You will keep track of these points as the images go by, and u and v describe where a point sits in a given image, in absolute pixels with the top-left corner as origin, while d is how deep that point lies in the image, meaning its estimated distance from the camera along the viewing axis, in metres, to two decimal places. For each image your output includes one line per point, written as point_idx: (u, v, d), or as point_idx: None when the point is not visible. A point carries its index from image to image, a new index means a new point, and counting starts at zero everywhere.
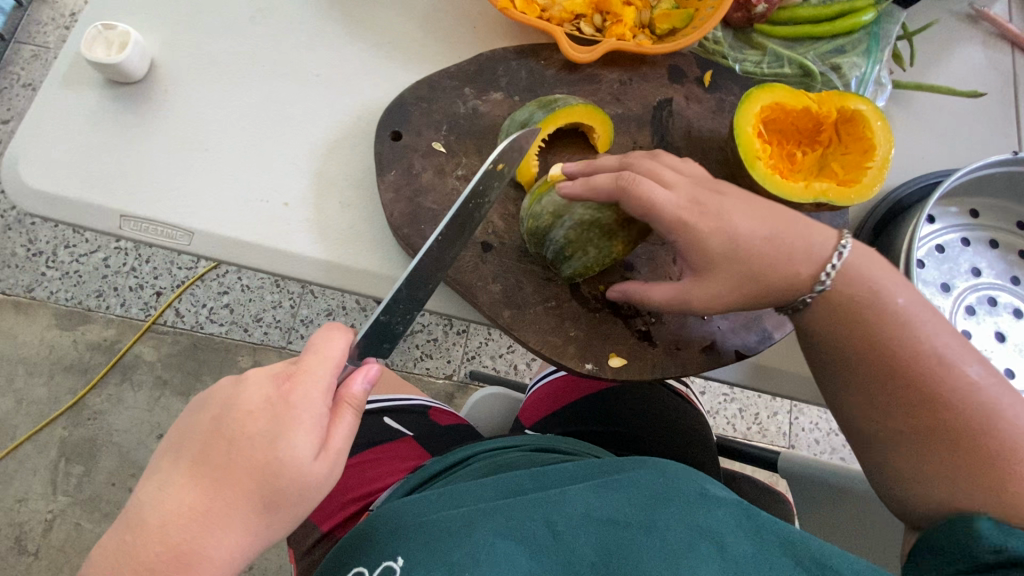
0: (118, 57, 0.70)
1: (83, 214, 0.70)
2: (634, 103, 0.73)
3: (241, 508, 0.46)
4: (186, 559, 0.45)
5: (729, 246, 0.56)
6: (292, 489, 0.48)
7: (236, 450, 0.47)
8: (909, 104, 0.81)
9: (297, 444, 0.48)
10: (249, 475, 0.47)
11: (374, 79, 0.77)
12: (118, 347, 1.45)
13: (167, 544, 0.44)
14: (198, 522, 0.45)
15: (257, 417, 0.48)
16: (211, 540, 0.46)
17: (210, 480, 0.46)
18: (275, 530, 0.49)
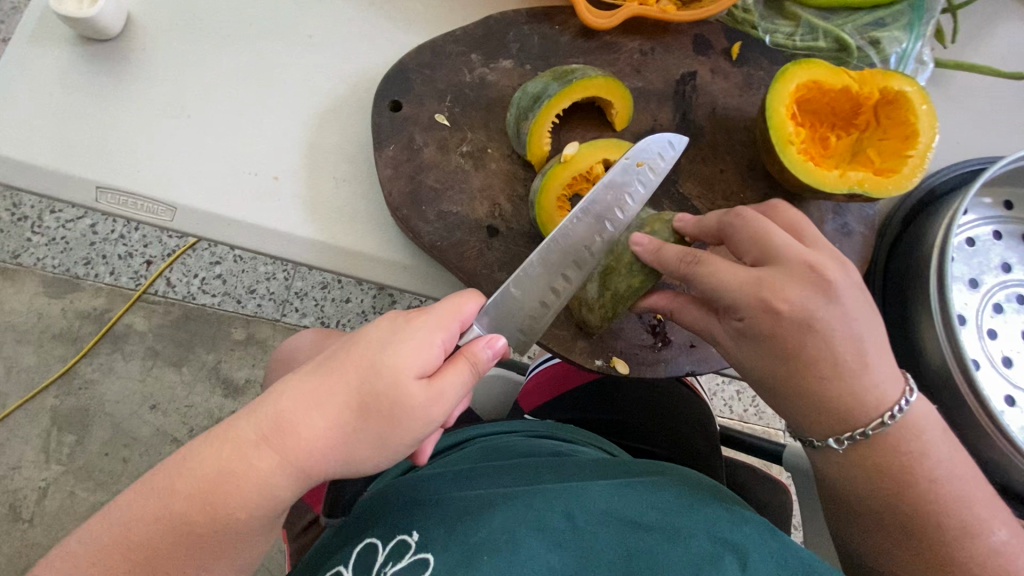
0: (90, 12, 0.64)
1: (56, 183, 0.64)
2: (655, 76, 0.67)
3: (341, 400, 0.42)
4: (282, 429, 0.41)
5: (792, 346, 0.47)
6: (390, 405, 0.42)
7: (359, 342, 0.44)
8: (947, 86, 0.75)
9: (405, 356, 0.42)
10: (359, 371, 0.42)
11: (372, 41, 0.71)
12: (108, 316, 1.41)
13: (275, 405, 0.42)
14: (304, 399, 0.42)
15: (382, 327, 0.44)
16: (306, 417, 0.41)
17: (330, 362, 0.43)
18: (357, 453, 0.42)
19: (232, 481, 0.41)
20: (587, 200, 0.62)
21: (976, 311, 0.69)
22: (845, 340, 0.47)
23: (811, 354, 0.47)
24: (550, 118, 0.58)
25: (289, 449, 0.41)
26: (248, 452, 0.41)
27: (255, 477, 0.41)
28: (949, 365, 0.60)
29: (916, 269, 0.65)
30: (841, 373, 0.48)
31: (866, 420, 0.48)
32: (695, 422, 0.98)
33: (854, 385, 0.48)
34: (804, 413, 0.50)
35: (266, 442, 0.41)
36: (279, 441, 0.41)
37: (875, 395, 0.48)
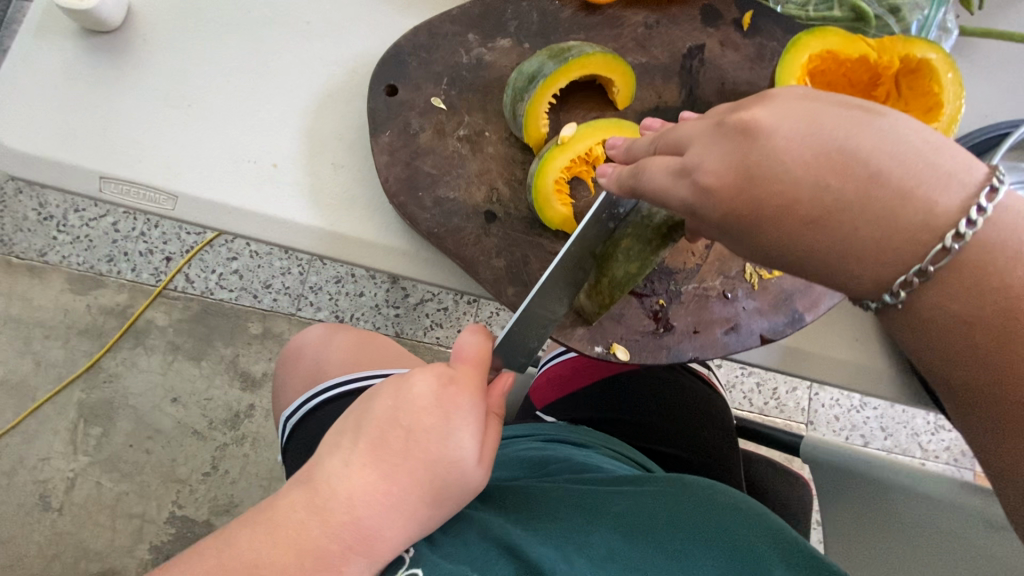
0: (89, 2, 0.64)
1: (60, 176, 0.65)
2: (660, 51, 0.64)
3: (413, 500, 0.41)
4: (368, 536, 0.40)
5: (770, 212, 0.41)
6: (458, 490, 0.43)
7: (415, 434, 0.41)
8: (974, 54, 0.72)
9: (466, 447, 0.42)
10: (423, 470, 0.41)
11: (371, 24, 0.70)
12: (130, 312, 1.44)
13: (351, 517, 0.40)
14: (378, 505, 0.40)
15: (429, 412, 0.42)
16: (385, 522, 0.41)
17: (391, 462, 0.41)
18: (430, 529, 0.44)
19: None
20: (587, 184, 0.60)
21: None
22: (808, 172, 0.40)
23: (788, 204, 0.41)
24: (546, 97, 0.56)
25: (375, 551, 0.41)
26: (334, 564, 0.40)
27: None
28: None
29: None
30: (843, 199, 0.39)
31: (917, 245, 0.38)
32: (715, 421, 0.93)
33: (865, 206, 0.39)
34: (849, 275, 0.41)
35: (353, 551, 0.40)
36: (366, 545, 0.41)
37: (910, 207, 0.38)
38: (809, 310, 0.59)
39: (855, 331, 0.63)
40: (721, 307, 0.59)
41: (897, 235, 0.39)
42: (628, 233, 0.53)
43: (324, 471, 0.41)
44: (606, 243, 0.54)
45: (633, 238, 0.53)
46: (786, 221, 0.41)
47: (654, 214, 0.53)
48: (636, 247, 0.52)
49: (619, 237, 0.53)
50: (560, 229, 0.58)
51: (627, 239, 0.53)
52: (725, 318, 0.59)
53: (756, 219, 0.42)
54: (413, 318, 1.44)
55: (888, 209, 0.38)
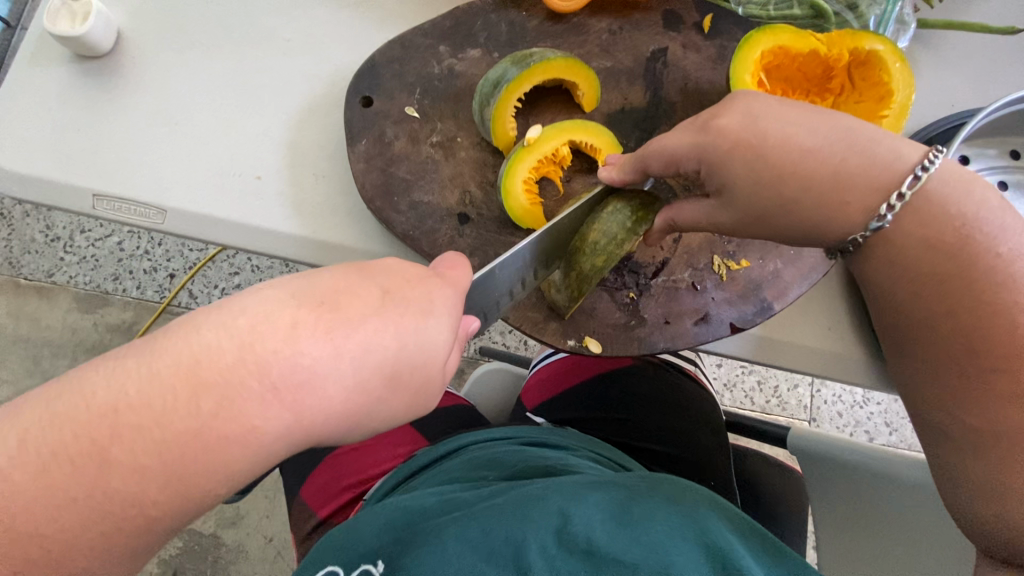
0: (82, 29, 0.68)
1: (54, 194, 0.68)
2: (624, 55, 0.67)
3: (366, 365, 0.38)
4: (296, 390, 0.35)
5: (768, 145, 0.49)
6: (415, 372, 0.41)
7: (389, 296, 0.40)
8: (938, 46, 0.74)
9: (434, 330, 0.42)
10: (389, 336, 0.39)
11: (350, 40, 0.73)
12: (136, 328, 1.47)
13: (286, 355, 0.35)
14: (327, 349, 0.36)
15: (407, 284, 0.42)
16: (328, 371, 0.36)
17: (354, 310, 0.38)
18: (367, 419, 0.39)
19: (210, 439, 0.33)
20: (556, 183, 0.63)
21: None
22: (799, 119, 0.49)
23: (785, 138, 0.49)
24: (511, 101, 0.59)
25: (300, 407, 0.35)
26: (248, 407, 0.34)
27: (245, 440, 0.34)
28: None
29: None
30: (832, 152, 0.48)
31: (890, 177, 0.47)
32: (700, 416, 0.91)
33: (849, 159, 0.48)
34: (835, 204, 0.48)
35: (274, 398, 0.35)
36: (291, 395, 0.35)
37: (880, 150, 0.47)
38: (777, 299, 0.60)
39: (828, 319, 0.64)
40: (690, 298, 0.60)
41: (872, 168, 0.47)
42: (600, 228, 0.54)
43: (265, 302, 0.36)
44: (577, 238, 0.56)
45: (604, 234, 0.54)
46: (783, 154, 0.48)
47: (624, 210, 0.55)
48: (608, 240, 0.54)
49: (591, 232, 0.55)
50: (530, 228, 0.60)
51: (598, 235, 0.55)
52: (694, 309, 0.60)
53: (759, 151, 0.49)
54: None
55: (867, 163, 0.47)
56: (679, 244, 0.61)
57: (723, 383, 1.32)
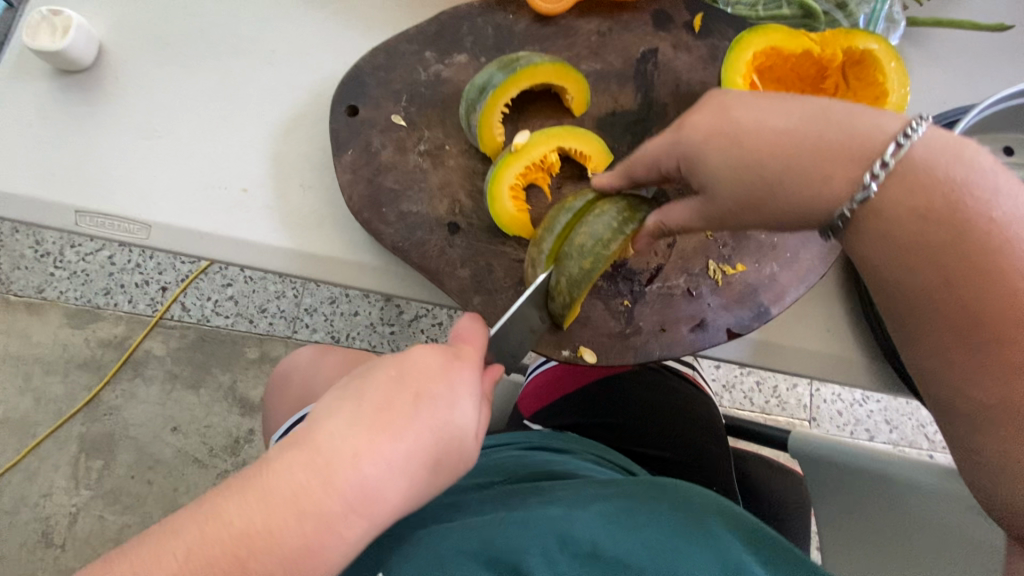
0: (62, 44, 0.67)
1: (36, 211, 0.67)
2: (613, 58, 0.66)
3: (417, 464, 0.41)
4: (370, 499, 0.39)
5: (744, 136, 0.48)
6: (463, 457, 0.44)
7: (421, 398, 0.41)
8: (929, 42, 0.74)
9: (464, 414, 0.43)
10: (427, 434, 0.41)
11: (336, 48, 0.72)
12: (128, 343, 1.46)
13: (355, 475, 0.39)
14: (384, 462, 0.39)
15: (433, 378, 0.43)
16: (388, 481, 0.40)
17: (397, 424, 0.40)
18: (427, 497, 0.43)
19: (316, 556, 0.38)
20: (545, 191, 0.62)
21: None
22: (769, 108, 0.48)
23: (757, 125, 0.48)
24: (498, 107, 0.58)
25: (376, 512, 0.40)
26: (336, 524, 0.39)
27: (342, 546, 0.39)
28: None
29: None
30: (810, 129, 0.46)
31: (874, 151, 0.44)
32: (699, 419, 0.90)
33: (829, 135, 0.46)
34: (819, 180, 0.46)
35: (353, 512, 0.39)
36: (366, 506, 0.39)
37: (860, 126, 0.45)
38: (775, 303, 0.59)
39: (826, 321, 0.64)
40: (686, 304, 0.59)
41: (850, 143, 0.45)
42: (583, 231, 0.54)
43: (323, 433, 0.39)
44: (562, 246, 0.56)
45: (591, 235, 0.54)
46: (755, 142, 0.47)
47: (611, 212, 0.55)
48: (597, 241, 0.54)
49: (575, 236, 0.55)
50: (518, 235, 0.60)
51: (584, 237, 0.54)
52: (691, 314, 0.59)
53: (733, 139, 0.48)
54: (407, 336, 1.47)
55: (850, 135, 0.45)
56: (673, 250, 0.60)
57: (721, 385, 1.31)
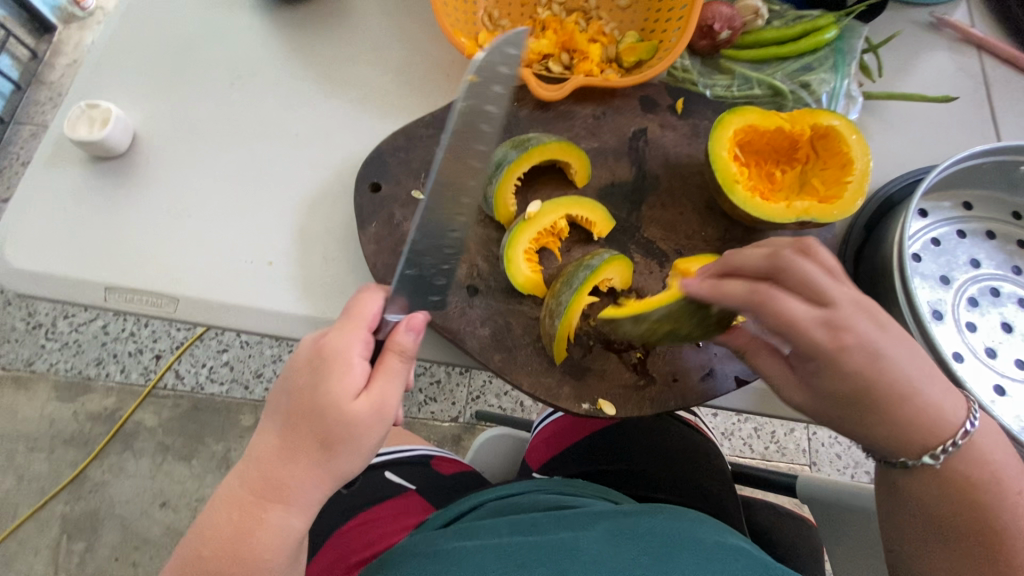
0: (100, 134, 0.73)
1: (69, 290, 0.70)
2: (608, 136, 0.73)
3: (302, 446, 0.50)
4: (274, 487, 0.50)
5: (872, 360, 0.49)
6: (347, 435, 0.50)
7: (296, 392, 0.51)
8: (885, 113, 0.84)
9: (338, 386, 0.50)
10: (303, 417, 0.50)
11: (355, 131, 0.79)
12: (117, 416, 1.44)
13: (258, 472, 0.50)
14: (275, 455, 0.51)
15: (304, 369, 0.52)
16: (285, 470, 0.50)
17: (283, 421, 0.51)
18: (337, 467, 0.51)
19: (254, 545, 0.49)
20: (555, 254, 0.67)
21: (952, 306, 0.72)
22: (900, 350, 0.50)
23: (884, 380, 0.50)
24: (512, 181, 0.65)
25: (285, 496, 0.50)
26: (253, 514, 0.50)
27: (270, 532, 0.49)
28: (929, 361, 0.63)
29: (883, 284, 0.67)
30: (886, 425, 0.51)
31: (951, 433, 0.51)
32: (707, 465, 0.91)
33: (890, 431, 0.52)
34: (898, 439, 0.52)
35: (263, 500, 0.50)
36: (274, 495, 0.50)
37: (948, 409, 0.51)
38: None
39: None
40: (695, 355, 0.63)
41: (934, 432, 0.51)
42: (568, 269, 0.63)
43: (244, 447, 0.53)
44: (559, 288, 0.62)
45: (570, 271, 0.63)
46: (879, 388, 0.50)
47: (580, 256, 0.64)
48: (573, 267, 0.63)
49: (564, 277, 0.62)
50: (532, 293, 0.64)
51: (568, 272, 0.63)
52: (700, 364, 0.63)
53: (864, 381, 0.50)
54: (405, 396, 1.50)
55: (900, 441, 0.52)
56: None
57: (721, 433, 1.33)
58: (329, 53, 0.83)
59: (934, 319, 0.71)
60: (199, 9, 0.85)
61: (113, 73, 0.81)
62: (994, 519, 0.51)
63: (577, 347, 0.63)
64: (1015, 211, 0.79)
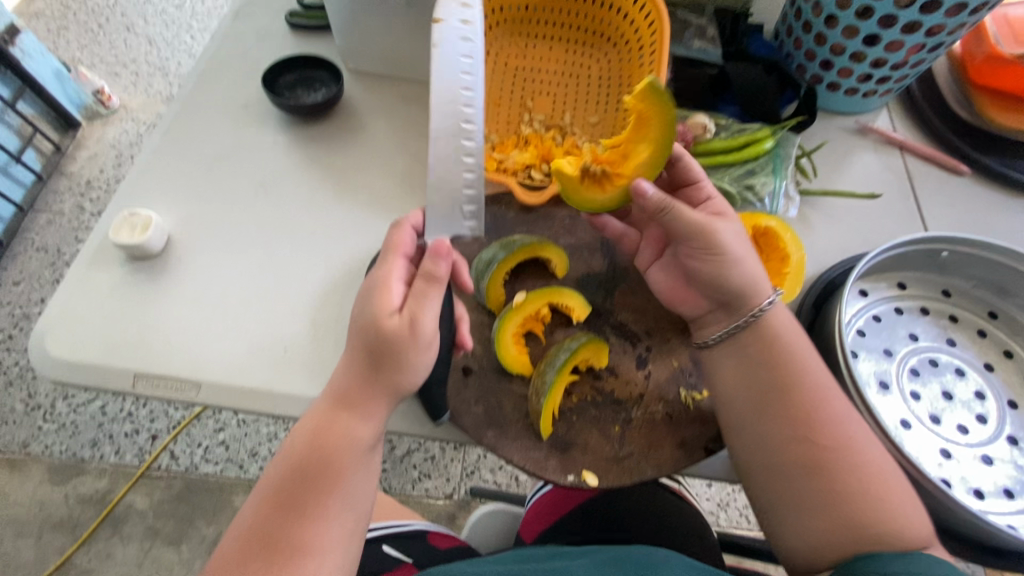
0: (141, 239, 0.83)
1: (100, 377, 0.77)
2: (584, 232, 0.85)
3: (363, 361, 0.60)
4: (349, 398, 0.60)
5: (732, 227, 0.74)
6: (394, 348, 0.59)
7: (355, 321, 0.62)
8: (822, 206, 0.97)
9: (383, 304, 0.60)
10: (361, 336, 0.60)
11: (363, 231, 0.90)
12: (109, 498, 1.53)
13: (335, 390, 0.61)
14: (344, 380, 0.61)
15: (360, 302, 0.62)
16: (355, 383, 0.61)
17: (350, 345, 0.62)
18: (394, 376, 0.60)
19: (332, 444, 0.59)
20: (540, 336, 0.76)
21: (896, 377, 0.81)
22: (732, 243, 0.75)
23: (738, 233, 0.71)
24: (501, 276, 0.76)
25: (360, 406, 0.60)
26: (337, 422, 0.60)
27: (352, 435, 0.60)
28: (876, 430, 0.70)
29: (831, 359, 0.76)
30: (732, 260, 0.68)
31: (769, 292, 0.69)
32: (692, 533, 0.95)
33: (751, 280, 0.68)
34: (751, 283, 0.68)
35: (342, 409, 0.60)
36: (351, 405, 0.60)
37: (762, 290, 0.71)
38: None
39: None
40: (669, 427, 0.71)
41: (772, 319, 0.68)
42: (553, 349, 0.72)
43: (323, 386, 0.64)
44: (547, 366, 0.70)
45: (553, 352, 0.71)
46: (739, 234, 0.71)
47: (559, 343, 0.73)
48: (557, 347, 0.72)
49: (550, 355, 0.71)
50: (519, 373, 0.72)
51: (552, 354, 0.71)
52: (673, 435, 0.70)
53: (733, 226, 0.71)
54: (400, 472, 1.53)
55: (753, 288, 0.68)
56: (650, 383, 0.73)
57: (713, 503, 1.36)
58: (341, 163, 0.97)
59: (881, 389, 0.79)
60: (230, 128, 1.00)
61: (152, 184, 0.93)
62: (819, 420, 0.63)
63: (561, 422, 0.70)
64: (944, 289, 0.89)
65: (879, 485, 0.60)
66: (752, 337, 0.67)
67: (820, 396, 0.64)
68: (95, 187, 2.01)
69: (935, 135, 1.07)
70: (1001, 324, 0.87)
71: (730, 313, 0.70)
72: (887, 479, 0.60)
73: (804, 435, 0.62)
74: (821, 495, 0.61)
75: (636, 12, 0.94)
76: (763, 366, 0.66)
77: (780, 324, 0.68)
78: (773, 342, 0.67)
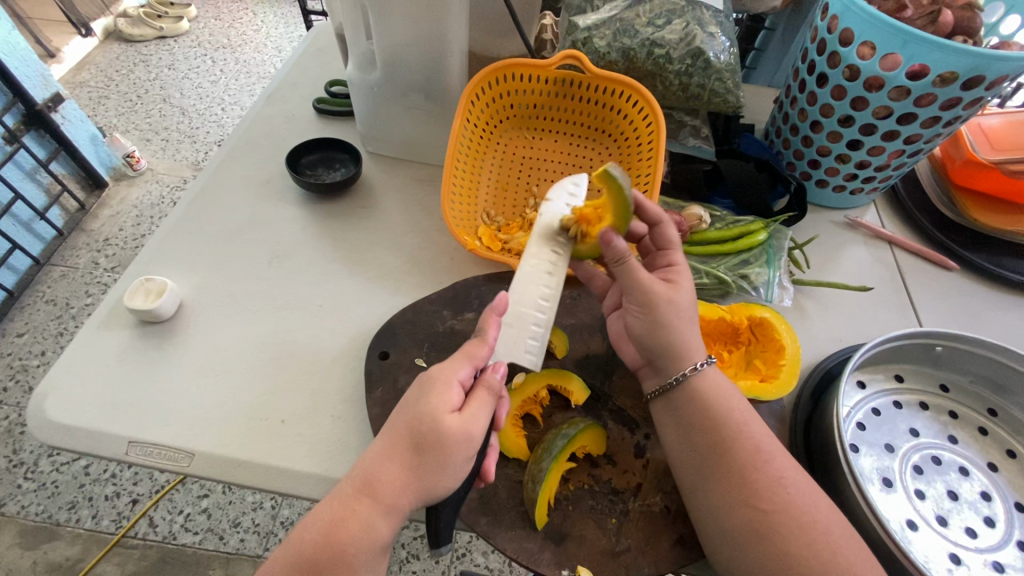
0: (154, 304, 0.86)
1: (93, 442, 0.77)
2: (583, 314, 0.87)
3: (401, 452, 0.59)
4: (374, 487, 0.58)
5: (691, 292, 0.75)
6: (440, 447, 0.58)
7: (404, 408, 0.62)
8: (816, 296, 1.00)
9: (438, 400, 0.61)
10: (406, 424, 0.60)
11: (368, 304, 0.93)
12: (78, 566, 1.45)
13: (363, 475, 0.59)
14: (373, 465, 0.59)
15: (412, 391, 0.63)
16: (384, 472, 0.58)
17: (389, 433, 0.61)
18: (427, 474, 0.58)
19: (348, 540, 0.56)
20: (538, 419, 0.77)
21: (899, 474, 0.79)
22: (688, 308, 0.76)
23: (689, 300, 0.73)
24: None
25: (382, 498, 0.57)
26: (356, 512, 0.57)
27: (368, 526, 0.57)
28: (878, 530, 0.67)
29: (830, 452, 0.75)
30: (661, 316, 0.70)
31: (700, 356, 0.69)
32: None
33: (677, 340, 0.69)
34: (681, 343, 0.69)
35: (364, 499, 0.58)
36: (373, 494, 0.58)
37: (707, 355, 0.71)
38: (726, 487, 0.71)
39: None
40: (668, 520, 0.69)
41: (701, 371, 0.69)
42: (550, 435, 0.72)
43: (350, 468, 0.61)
44: (541, 453, 0.70)
45: (548, 440, 0.71)
46: (687, 298, 0.72)
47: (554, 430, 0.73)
48: (553, 433, 0.72)
49: (545, 444, 0.71)
50: (516, 456, 0.73)
51: (546, 442, 0.71)
52: (672, 529, 0.68)
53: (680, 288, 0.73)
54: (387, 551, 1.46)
55: (681, 349, 0.69)
56: (648, 473, 0.72)
57: None
58: (353, 237, 1.02)
59: (884, 487, 0.78)
60: (251, 201, 1.06)
61: (171, 251, 0.98)
62: (750, 458, 0.63)
63: (556, 511, 0.69)
64: (942, 383, 0.90)
65: (811, 528, 0.59)
66: (686, 394, 0.68)
67: (759, 453, 0.63)
68: (112, 244, 2.08)
69: (924, 233, 1.11)
70: (1002, 422, 0.86)
71: (664, 374, 0.71)
72: (839, 547, 0.58)
73: (734, 473, 0.62)
74: (769, 563, 0.58)
75: (630, 108, 1.00)
76: (701, 423, 0.66)
77: (715, 382, 0.68)
78: (710, 402, 0.67)
